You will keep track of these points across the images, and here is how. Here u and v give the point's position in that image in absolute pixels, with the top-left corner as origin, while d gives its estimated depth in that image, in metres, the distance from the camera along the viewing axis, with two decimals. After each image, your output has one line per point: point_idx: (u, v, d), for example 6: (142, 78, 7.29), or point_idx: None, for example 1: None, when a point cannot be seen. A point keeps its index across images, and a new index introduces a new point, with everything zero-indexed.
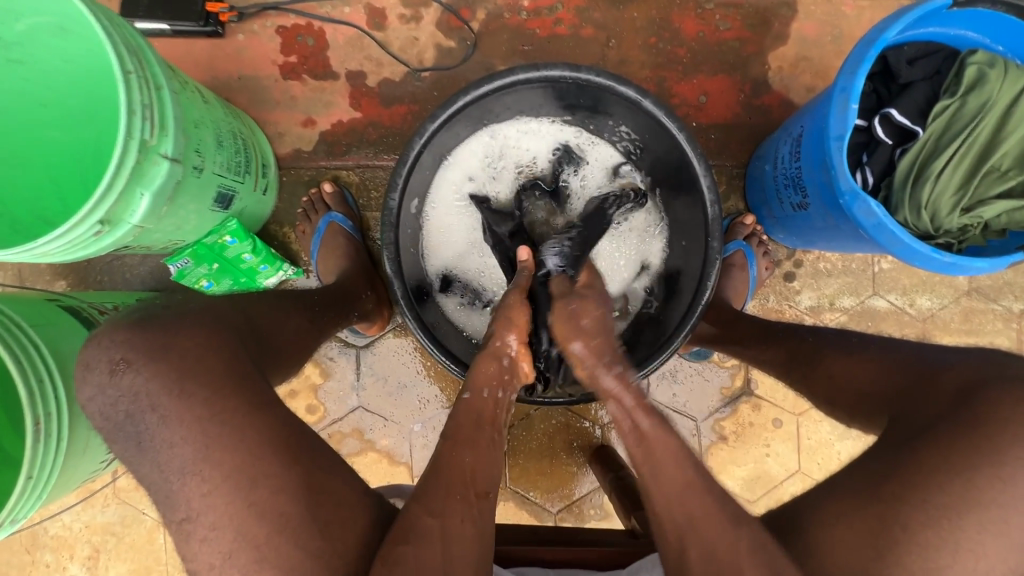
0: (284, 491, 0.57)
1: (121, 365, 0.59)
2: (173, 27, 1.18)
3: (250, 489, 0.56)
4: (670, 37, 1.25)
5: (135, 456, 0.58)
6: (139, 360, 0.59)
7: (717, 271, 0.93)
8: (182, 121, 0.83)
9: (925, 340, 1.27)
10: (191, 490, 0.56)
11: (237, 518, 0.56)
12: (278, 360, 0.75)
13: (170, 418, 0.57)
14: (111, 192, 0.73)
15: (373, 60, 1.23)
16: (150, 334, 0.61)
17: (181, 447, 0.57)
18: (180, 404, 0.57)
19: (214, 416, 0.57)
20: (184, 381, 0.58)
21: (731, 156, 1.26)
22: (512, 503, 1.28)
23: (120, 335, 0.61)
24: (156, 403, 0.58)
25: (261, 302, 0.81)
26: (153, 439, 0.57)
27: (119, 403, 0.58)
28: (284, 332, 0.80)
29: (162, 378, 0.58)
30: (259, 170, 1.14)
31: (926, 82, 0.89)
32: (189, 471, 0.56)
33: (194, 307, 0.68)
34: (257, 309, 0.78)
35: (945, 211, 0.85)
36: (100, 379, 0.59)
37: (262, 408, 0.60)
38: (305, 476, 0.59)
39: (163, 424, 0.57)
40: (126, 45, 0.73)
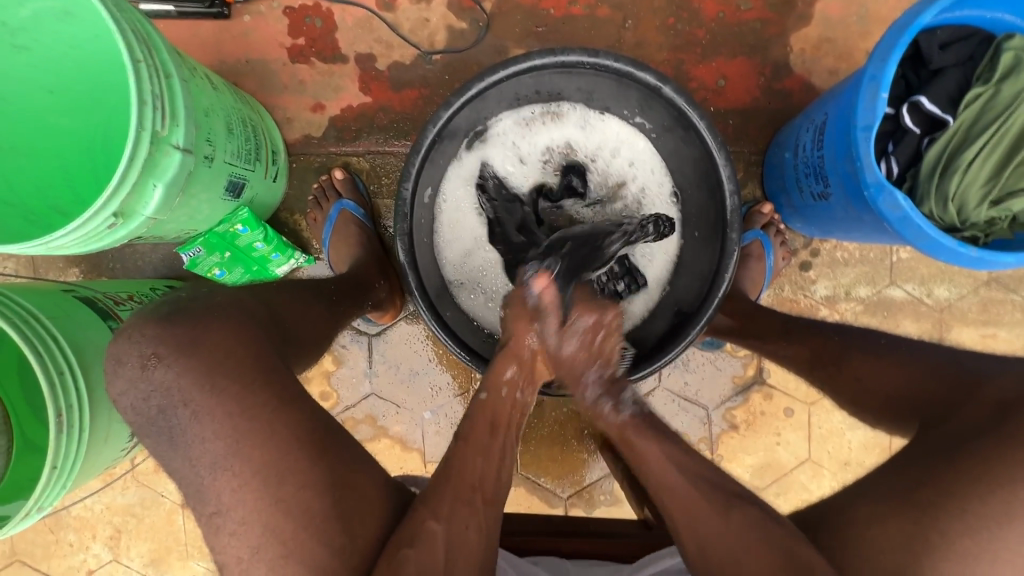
0: (310, 486, 0.58)
1: (152, 359, 0.59)
2: (178, 9, 1.15)
3: (277, 486, 0.57)
4: (689, 17, 1.21)
5: (168, 451, 0.59)
6: (169, 356, 0.59)
7: (735, 262, 0.92)
8: (192, 110, 0.82)
9: (941, 331, 1.26)
10: (222, 485, 0.57)
11: (266, 514, 0.57)
12: (302, 354, 0.75)
13: (202, 413, 0.58)
14: (124, 184, 0.72)
15: (383, 43, 1.20)
16: (180, 329, 0.61)
17: (213, 443, 0.57)
18: (213, 400, 0.58)
19: (244, 413, 0.58)
20: (215, 377, 0.59)
21: (749, 143, 1.23)
22: (523, 488, 1.30)
23: (150, 329, 0.60)
24: (187, 398, 0.58)
25: (284, 294, 0.81)
26: (183, 435, 0.58)
27: (150, 398, 0.59)
28: (305, 323, 0.79)
29: (194, 374, 0.58)
30: (269, 156, 1.12)
31: (959, 67, 0.86)
32: (220, 465, 0.58)
33: (221, 300, 0.67)
34: (279, 300, 0.78)
35: (973, 203, 0.83)
36: (132, 374, 0.59)
37: (293, 402, 0.61)
38: (329, 472, 0.59)
39: (194, 419, 0.58)
40: (135, 31, 0.71)
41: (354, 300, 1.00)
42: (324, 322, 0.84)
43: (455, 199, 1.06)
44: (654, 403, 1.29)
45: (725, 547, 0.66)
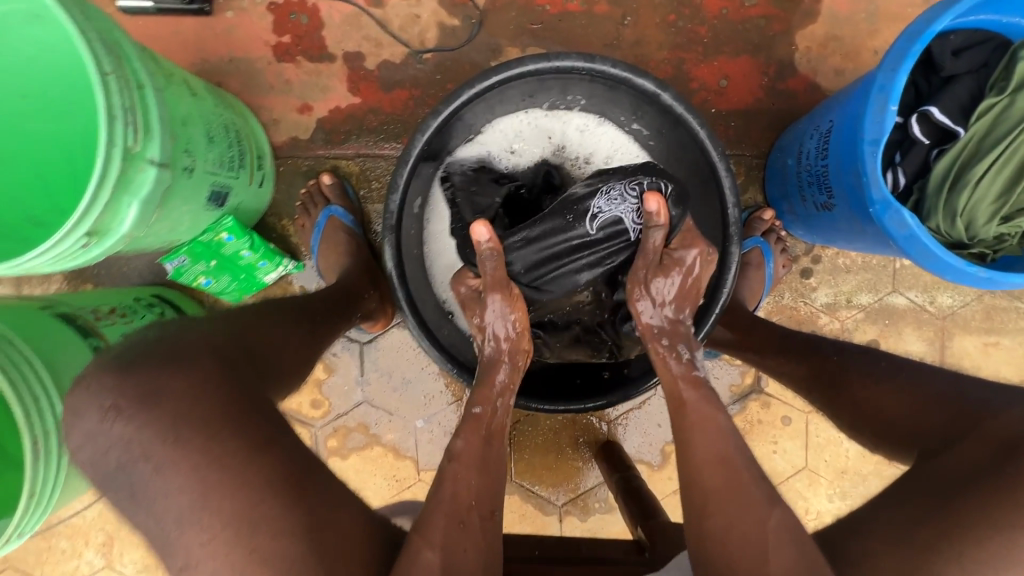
0: (286, 535, 0.55)
1: (110, 411, 0.57)
2: (157, 5, 1.10)
3: (250, 535, 0.54)
4: (690, 14, 1.16)
5: (132, 506, 0.57)
6: (128, 408, 0.57)
7: (733, 275, 0.90)
8: (169, 122, 0.78)
9: (943, 339, 1.24)
10: (191, 539, 0.55)
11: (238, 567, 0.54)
12: (280, 381, 0.74)
13: (165, 467, 0.55)
14: (96, 204, 0.69)
15: (371, 40, 1.15)
16: (140, 377, 0.58)
17: (178, 496, 0.55)
18: (175, 453, 0.55)
19: (213, 462, 0.55)
20: (179, 428, 0.56)
21: (751, 146, 1.19)
22: (517, 496, 1.29)
23: (108, 380, 0.58)
24: (148, 452, 0.55)
25: (256, 320, 0.79)
26: (146, 490, 0.56)
27: (109, 452, 0.57)
28: (281, 352, 0.77)
29: (155, 427, 0.56)
30: (254, 162, 1.08)
31: (971, 75, 0.82)
32: (186, 521, 0.55)
33: (189, 338, 0.65)
34: (253, 331, 0.75)
35: (982, 220, 0.80)
36: (90, 424, 0.57)
37: (265, 447, 0.58)
38: (306, 515, 0.57)
39: (157, 473, 0.55)
40: (102, 41, 0.67)
41: (340, 315, 0.97)
42: (299, 347, 0.82)
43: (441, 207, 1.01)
44: (650, 411, 1.27)
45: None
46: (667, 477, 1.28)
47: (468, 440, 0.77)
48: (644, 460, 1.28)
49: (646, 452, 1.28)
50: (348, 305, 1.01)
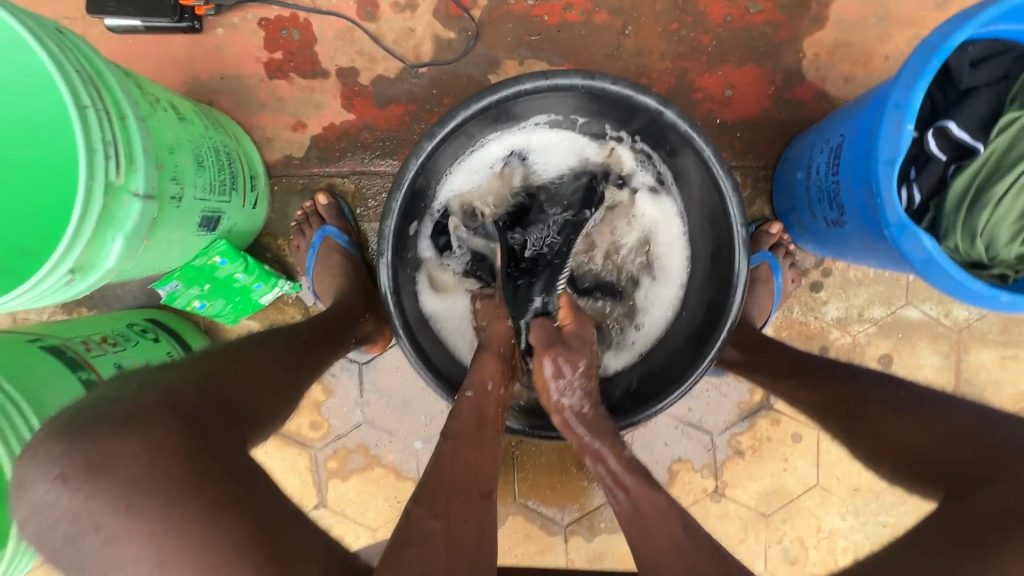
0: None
1: (56, 483, 0.52)
2: (146, 24, 1.08)
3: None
4: (693, 22, 1.12)
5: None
6: (77, 477, 0.52)
7: (741, 297, 0.86)
8: (154, 151, 0.76)
9: (960, 352, 1.20)
10: None
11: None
12: (259, 430, 0.70)
13: (116, 539, 0.51)
14: (78, 241, 0.66)
15: (365, 55, 1.12)
16: (91, 445, 0.53)
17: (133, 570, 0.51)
18: (125, 525, 0.51)
19: (168, 530, 0.52)
20: (131, 493, 0.52)
21: (758, 157, 1.16)
22: (521, 516, 1.26)
23: (57, 449, 0.53)
24: (98, 523, 0.51)
25: (235, 361, 0.75)
26: (95, 563, 0.52)
27: (57, 525, 0.52)
28: (260, 394, 0.74)
29: (104, 498, 0.51)
30: (247, 182, 1.06)
31: (991, 87, 0.78)
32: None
33: (145, 394, 0.61)
34: (226, 372, 0.72)
35: (1003, 240, 0.75)
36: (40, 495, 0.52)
37: (224, 509, 0.54)
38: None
39: (114, 540, 0.51)
40: (81, 72, 0.65)
41: (330, 344, 0.94)
42: (281, 385, 0.78)
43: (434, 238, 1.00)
44: (655, 429, 1.25)
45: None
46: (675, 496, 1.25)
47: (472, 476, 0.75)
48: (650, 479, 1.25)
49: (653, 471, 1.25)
50: (337, 331, 0.97)
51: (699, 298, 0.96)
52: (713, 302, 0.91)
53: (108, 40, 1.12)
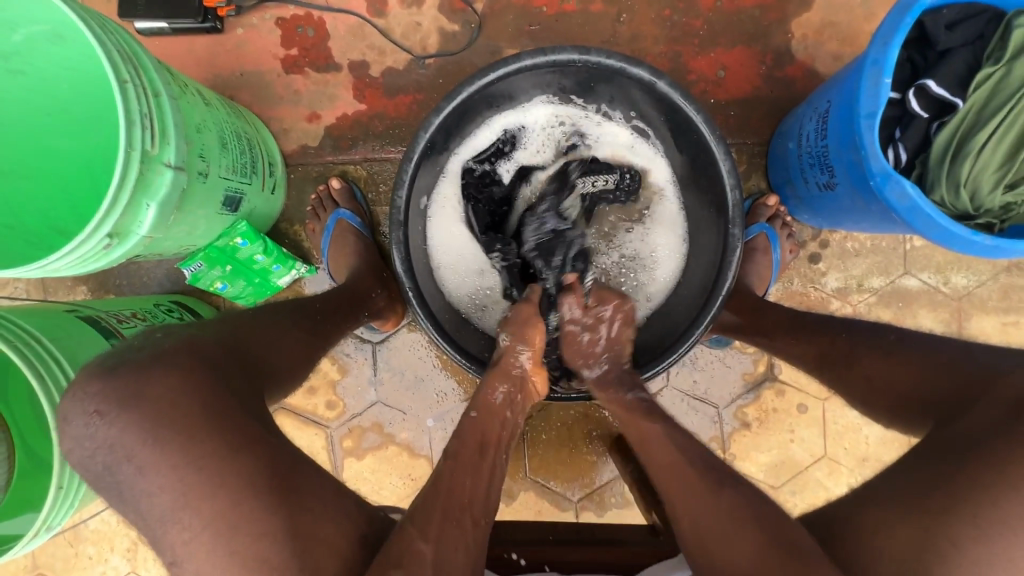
0: (282, 526, 0.57)
1: (94, 417, 0.58)
2: (172, 26, 1.16)
3: (235, 533, 0.56)
4: (685, 8, 1.18)
5: (127, 500, 0.59)
6: (125, 404, 0.58)
7: (738, 257, 0.89)
8: (184, 128, 0.82)
9: (961, 320, 1.21)
10: (189, 528, 0.56)
11: (235, 556, 0.56)
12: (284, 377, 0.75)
13: (146, 468, 0.57)
14: (116, 206, 0.72)
15: (375, 49, 1.19)
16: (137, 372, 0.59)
17: (177, 487, 0.56)
18: (155, 454, 0.57)
19: (203, 454, 0.57)
20: (157, 430, 0.57)
21: (752, 134, 1.20)
22: (532, 492, 1.28)
23: (105, 379, 0.60)
24: (131, 453, 0.57)
25: (255, 321, 0.81)
26: (145, 480, 0.57)
27: (106, 448, 0.58)
28: (278, 351, 0.79)
29: (135, 428, 0.57)
30: (266, 169, 1.12)
31: (967, 47, 0.82)
32: (188, 506, 0.57)
33: (171, 343, 0.66)
34: (247, 331, 0.77)
35: (986, 188, 0.79)
36: (78, 431, 0.59)
37: (239, 451, 0.59)
38: (287, 519, 0.58)
39: (156, 462, 0.57)
40: (121, 52, 0.72)
41: (343, 316, 0.99)
42: (298, 347, 0.83)
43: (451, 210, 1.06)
44: (662, 403, 1.27)
45: (718, 557, 0.66)
46: None
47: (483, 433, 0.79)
48: None
49: None
50: (350, 306, 1.02)
51: (698, 263, 0.98)
52: (711, 263, 0.94)
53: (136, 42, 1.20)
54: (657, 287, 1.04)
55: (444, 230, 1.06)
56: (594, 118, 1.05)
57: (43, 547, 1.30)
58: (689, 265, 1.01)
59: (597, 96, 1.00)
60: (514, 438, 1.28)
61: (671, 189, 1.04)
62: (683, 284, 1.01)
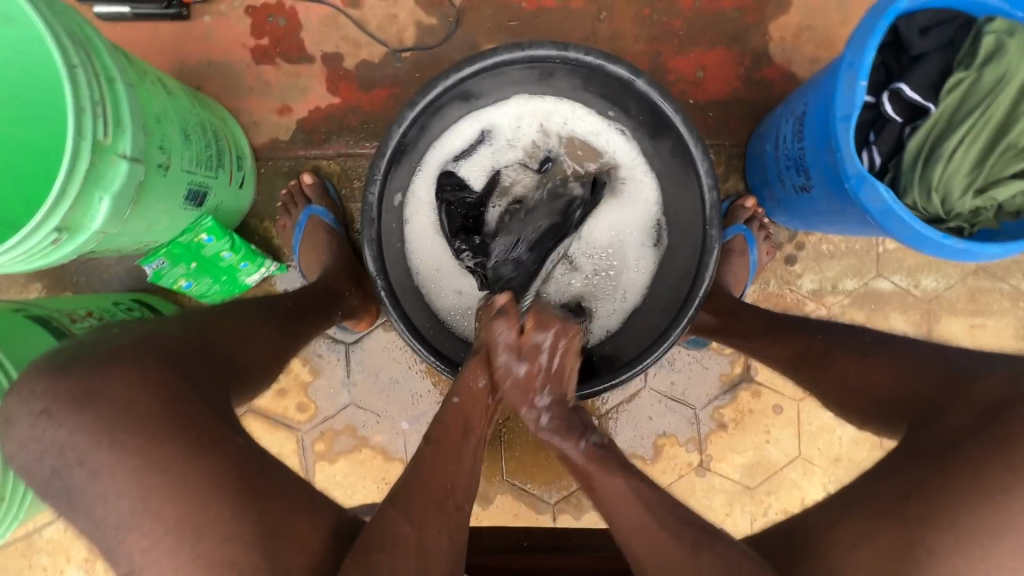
0: (240, 537, 0.54)
1: (42, 417, 0.55)
2: (134, 11, 1.11)
3: (189, 544, 0.53)
4: (665, 8, 1.18)
5: (71, 511, 0.55)
6: (74, 402, 0.55)
7: (716, 259, 0.88)
8: (141, 117, 0.78)
9: (930, 322, 1.24)
10: (142, 536, 0.53)
11: (188, 569, 0.53)
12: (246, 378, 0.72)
13: (99, 472, 0.54)
14: (65, 198, 0.68)
15: (350, 41, 1.16)
16: (88, 370, 0.56)
17: (130, 492, 0.53)
18: (105, 458, 0.54)
19: (154, 460, 0.54)
20: (113, 430, 0.54)
21: (730, 135, 1.20)
22: (509, 495, 1.26)
23: (50, 378, 0.56)
24: (83, 457, 0.54)
25: (222, 319, 0.77)
26: (96, 485, 0.54)
27: (47, 454, 0.55)
28: (247, 349, 0.76)
29: (89, 429, 0.54)
30: (234, 162, 1.08)
31: (940, 53, 0.83)
32: (137, 517, 0.53)
33: (130, 339, 0.63)
34: (212, 327, 0.74)
35: (957, 193, 0.80)
36: (24, 432, 0.56)
37: (210, 446, 0.56)
38: (258, 521, 0.55)
39: (104, 470, 0.53)
40: (70, 34, 0.67)
41: (316, 314, 0.95)
42: (266, 344, 0.80)
43: (425, 210, 1.04)
44: (640, 404, 1.26)
45: (693, 561, 0.65)
46: (662, 471, 1.26)
47: (456, 437, 0.76)
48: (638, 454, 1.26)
49: (640, 446, 1.26)
50: (323, 305, 0.99)
51: (675, 264, 0.98)
52: (689, 263, 0.94)
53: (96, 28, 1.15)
54: (636, 287, 1.04)
55: (419, 230, 1.04)
56: (569, 117, 1.04)
57: None
58: (668, 265, 1.00)
59: (574, 94, 0.99)
60: (491, 441, 1.26)
61: (648, 189, 1.03)
62: (662, 284, 1.00)
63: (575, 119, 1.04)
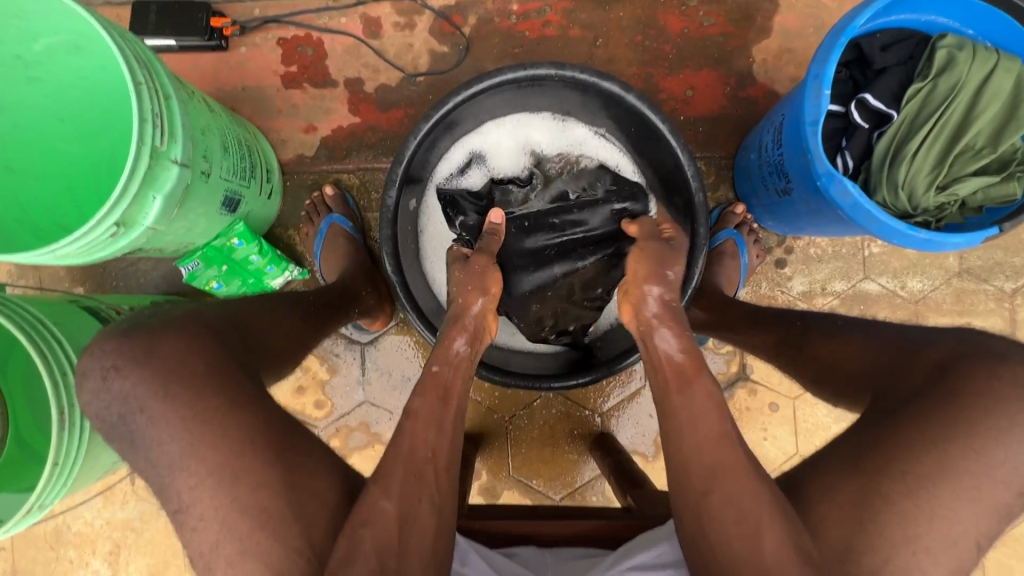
0: (269, 484, 0.62)
1: (104, 374, 0.64)
2: (179, 43, 1.24)
3: (229, 486, 0.61)
4: (655, 34, 1.29)
5: (127, 458, 0.64)
6: (124, 367, 0.64)
7: (703, 257, 0.96)
8: (190, 129, 0.88)
9: (917, 322, 1.29)
10: (183, 484, 0.62)
11: (223, 510, 0.61)
12: (271, 365, 0.81)
13: (156, 419, 0.63)
14: (125, 195, 0.78)
15: (370, 67, 1.28)
16: (135, 340, 0.66)
17: (172, 444, 0.62)
18: (154, 411, 0.63)
19: (194, 416, 0.63)
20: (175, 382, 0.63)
21: (719, 148, 1.30)
22: (516, 491, 1.31)
23: (107, 345, 0.66)
24: (148, 403, 0.63)
25: (251, 308, 0.86)
26: (146, 436, 0.63)
27: (111, 405, 0.64)
28: (274, 333, 0.85)
29: (148, 383, 0.63)
30: (263, 175, 1.19)
31: (900, 67, 0.92)
32: (181, 466, 0.62)
33: (176, 315, 0.72)
34: (245, 313, 0.83)
35: (921, 190, 0.88)
36: (100, 382, 0.64)
37: (245, 403, 0.65)
38: (286, 477, 0.63)
39: (150, 424, 0.63)
40: (136, 57, 0.79)
41: (333, 309, 1.04)
42: (293, 329, 0.90)
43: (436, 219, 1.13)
44: (642, 402, 1.32)
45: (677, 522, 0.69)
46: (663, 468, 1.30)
47: None
48: (638, 451, 1.31)
49: (641, 443, 1.31)
50: (338, 303, 1.07)
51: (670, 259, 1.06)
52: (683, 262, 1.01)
53: None
54: None
55: (432, 236, 1.13)
56: (563, 131, 1.13)
57: (23, 549, 1.30)
58: None
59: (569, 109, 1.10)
60: (497, 438, 1.31)
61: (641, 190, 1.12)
62: None
63: (569, 133, 1.13)
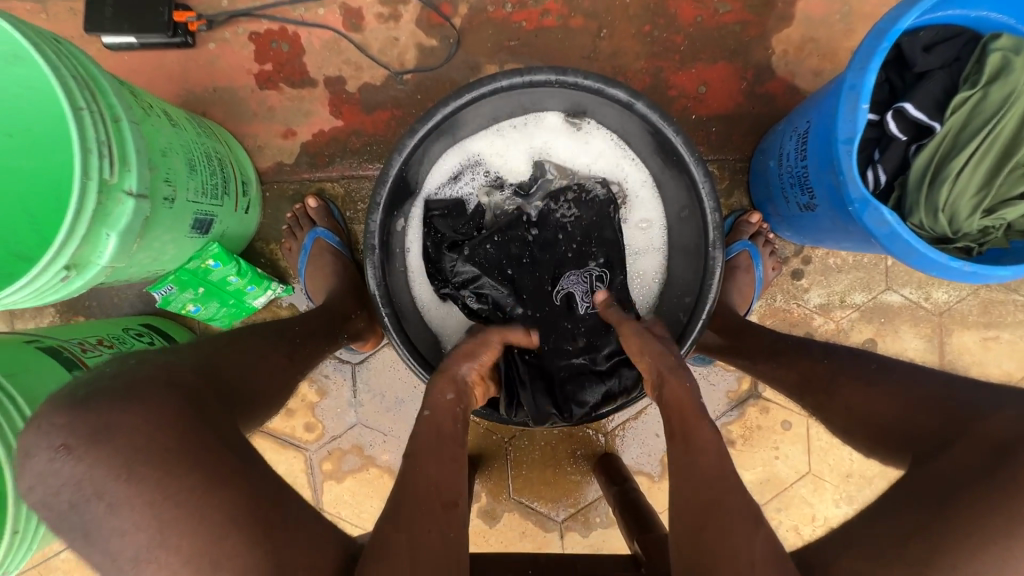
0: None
1: (59, 451, 0.54)
2: (140, 41, 1.12)
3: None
4: (666, 23, 1.17)
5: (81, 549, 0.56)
6: (80, 447, 0.54)
7: (719, 281, 0.89)
8: (147, 152, 0.79)
9: (941, 335, 1.22)
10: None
11: None
12: (249, 416, 0.73)
13: (118, 506, 0.53)
14: (73, 237, 0.69)
15: (352, 64, 1.17)
16: (91, 412, 0.56)
17: (134, 535, 0.53)
18: (116, 496, 0.53)
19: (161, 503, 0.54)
20: (134, 463, 0.54)
21: (733, 150, 1.19)
22: (517, 513, 1.26)
23: (60, 417, 0.56)
24: (101, 490, 0.53)
25: (227, 350, 0.78)
26: (100, 529, 0.53)
27: (60, 492, 0.54)
28: (253, 377, 0.77)
29: (104, 464, 0.54)
30: (239, 188, 1.09)
31: (945, 70, 0.82)
32: (144, 559, 0.53)
33: (145, 372, 0.64)
34: (217, 357, 0.75)
35: (964, 213, 0.79)
36: (42, 466, 0.55)
37: (220, 483, 0.57)
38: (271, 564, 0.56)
39: (109, 512, 0.53)
40: (75, 77, 0.69)
41: (321, 340, 0.95)
42: (276, 370, 0.82)
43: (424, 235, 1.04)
44: (647, 422, 1.26)
45: None
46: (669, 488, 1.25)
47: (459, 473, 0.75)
48: (644, 471, 1.26)
49: (646, 463, 1.26)
50: (326, 330, 0.98)
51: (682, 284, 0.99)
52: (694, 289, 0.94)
53: (104, 57, 1.17)
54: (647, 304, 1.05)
55: (422, 254, 1.05)
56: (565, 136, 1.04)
57: None
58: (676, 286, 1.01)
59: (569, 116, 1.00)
60: (496, 460, 1.26)
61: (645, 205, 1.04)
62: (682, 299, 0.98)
63: (572, 138, 1.04)
